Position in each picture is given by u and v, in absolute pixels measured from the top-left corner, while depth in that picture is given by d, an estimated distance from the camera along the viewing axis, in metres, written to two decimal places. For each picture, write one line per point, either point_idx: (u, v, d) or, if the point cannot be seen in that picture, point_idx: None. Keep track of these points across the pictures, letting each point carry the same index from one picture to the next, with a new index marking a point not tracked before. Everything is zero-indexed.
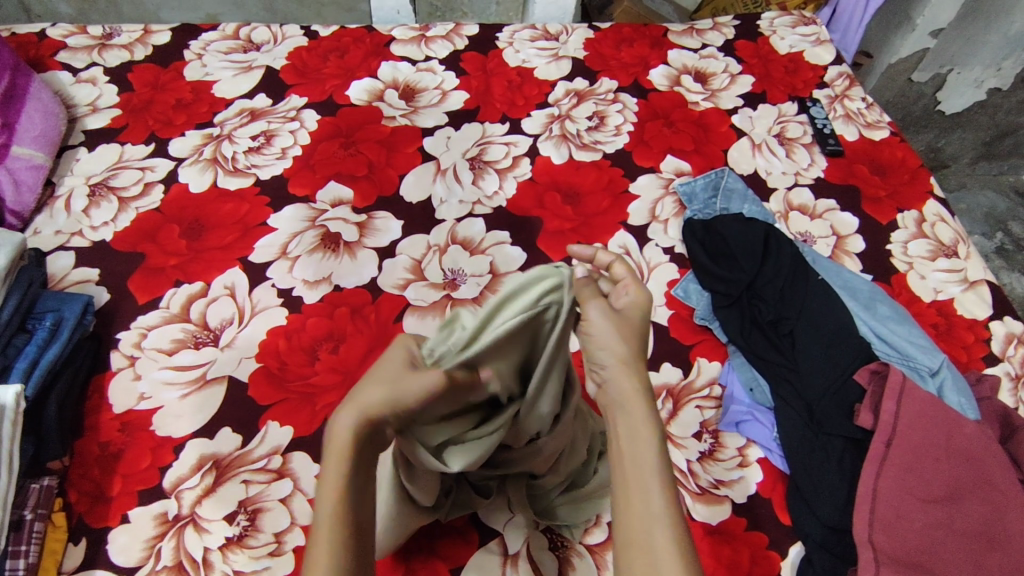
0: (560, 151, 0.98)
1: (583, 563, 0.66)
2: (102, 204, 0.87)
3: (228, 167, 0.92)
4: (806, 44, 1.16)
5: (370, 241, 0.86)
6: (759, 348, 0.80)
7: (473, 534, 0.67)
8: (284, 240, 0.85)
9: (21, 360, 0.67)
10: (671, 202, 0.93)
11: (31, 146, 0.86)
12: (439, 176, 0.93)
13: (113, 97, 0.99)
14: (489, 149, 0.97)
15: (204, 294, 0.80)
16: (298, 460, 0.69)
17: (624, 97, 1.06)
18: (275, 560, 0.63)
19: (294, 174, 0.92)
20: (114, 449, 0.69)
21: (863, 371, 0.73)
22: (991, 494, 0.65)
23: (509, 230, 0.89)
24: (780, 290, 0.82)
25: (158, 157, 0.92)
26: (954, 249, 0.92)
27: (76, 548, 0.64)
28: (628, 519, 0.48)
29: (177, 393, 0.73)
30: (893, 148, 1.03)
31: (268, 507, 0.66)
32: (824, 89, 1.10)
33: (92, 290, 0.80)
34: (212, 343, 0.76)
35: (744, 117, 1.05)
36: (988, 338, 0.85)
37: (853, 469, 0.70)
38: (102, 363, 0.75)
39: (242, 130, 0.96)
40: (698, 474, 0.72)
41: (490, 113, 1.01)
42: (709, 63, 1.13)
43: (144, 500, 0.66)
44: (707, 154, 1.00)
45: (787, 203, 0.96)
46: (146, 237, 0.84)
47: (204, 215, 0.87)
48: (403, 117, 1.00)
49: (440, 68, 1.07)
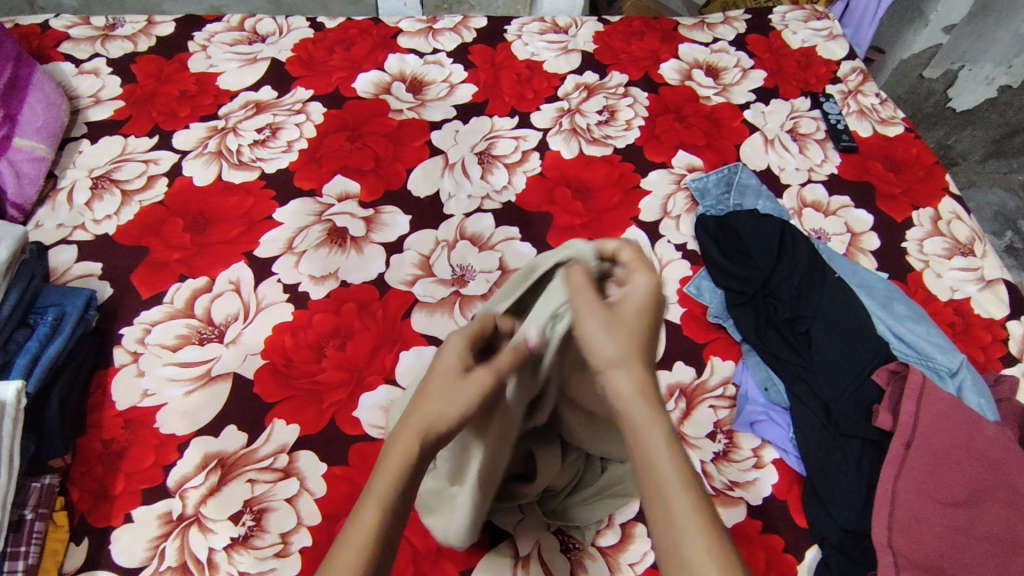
0: (570, 145, 0.96)
1: (596, 566, 0.65)
2: (105, 197, 0.86)
3: (232, 160, 0.90)
4: (819, 38, 1.14)
5: (377, 237, 0.84)
6: (774, 348, 0.78)
7: (483, 537, 0.66)
8: (290, 235, 0.83)
9: (21, 356, 0.65)
10: (683, 198, 0.92)
11: (33, 138, 0.84)
12: (447, 170, 0.92)
13: (117, 88, 0.97)
14: (497, 144, 0.95)
15: (209, 289, 0.78)
16: (304, 459, 0.68)
17: (634, 91, 1.04)
18: (282, 560, 0.62)
19: (299, 167, 0.90)
20: (117, 447, 0.67)
21: (881, 370, 0.72)
22: (1015, 498, 0.63)
23: (518, 225, 0.87)
24: (797, 288, 0.81)
25: (161, 150, 0.91)
26: (971, 247, 0.91)
27: (78, 549, 0.62)
28: (653, 512, 0.44)
29: (181, 390, 0.71)
30: (908, 144, 1.01)
31: (274, 507, 0.65)
32: (836, 84, 1.08)
33: (95, 284, 0.78)
34: (217, 339, 0.75)
35: (757, 112, 1.04)
36: (1005, 338, 0.83)
37: (871, 471, 0.69)
38: (104, 360, 0.73)
39: (247, 123, 0.95)
40: (712, 475, 0.70)
41: (498, 107, 1.00)
42: (719, 57, 1.11)
43: (147, 500, 0.65)
44: (719, 150, 0.98)
45: (801, 200, 0.94)
46: (149, 231, 0.83)
47: (208, 209, 0.85)
48: (410, 110, 0.98)
49: (447, 60, 1.05)
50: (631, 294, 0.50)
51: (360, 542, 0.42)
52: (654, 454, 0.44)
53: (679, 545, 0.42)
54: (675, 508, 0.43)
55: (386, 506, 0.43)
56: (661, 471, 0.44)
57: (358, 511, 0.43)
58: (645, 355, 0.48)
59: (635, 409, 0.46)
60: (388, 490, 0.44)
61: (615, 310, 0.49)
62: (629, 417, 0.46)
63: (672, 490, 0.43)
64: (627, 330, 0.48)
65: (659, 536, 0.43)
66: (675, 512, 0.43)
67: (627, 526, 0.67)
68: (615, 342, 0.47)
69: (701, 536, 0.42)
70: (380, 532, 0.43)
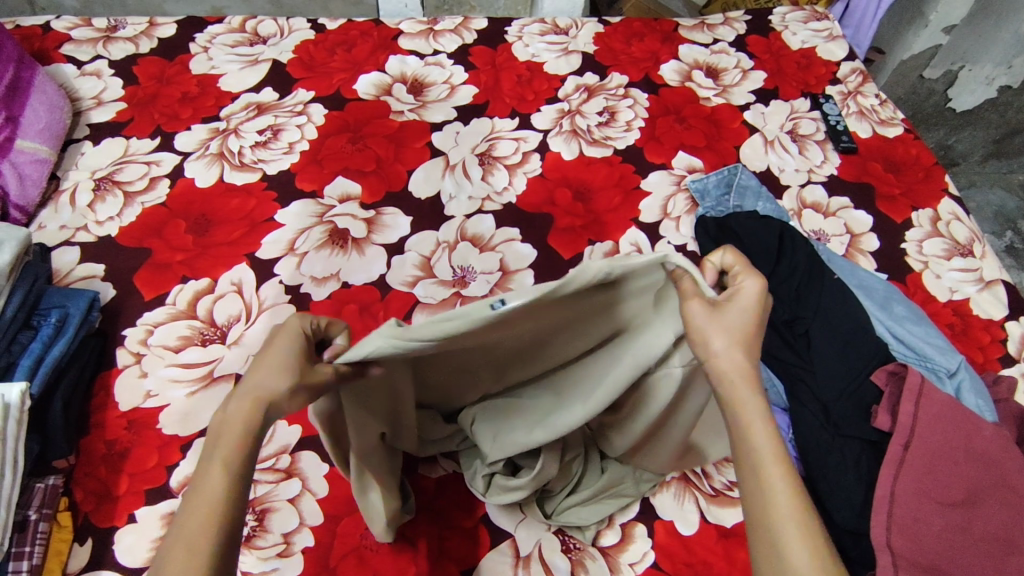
0: (571, 147, 0.96)
1: (597, 566, 0.65)
2: (107, 198, 0.86)
3: (234, 162, 0.91)
4: (819, 39, 1.15)
5: (378, 238, 0.85)
6: (773, 349, 0.78)
7: (484, 536, 0.66)
8: (291, 237, 0.84)
9: (25, 357, 0.66)
10: (683, 199, 0.92)
11: (35, 140, 0.85)
12: (448, 171, 0.92)
13: (119, 90, 0.98)
14: (498, 145, 0.96)
15: (211, 291, 0.79)
16: (307, 460, 0.69)
17: (634, 92, 1.04)
18: (284, 560, 0.63)
19: (301, 168, 0.90)
20: (120, 447, 0.68)
21: (880, 371, 0.72)
22: (1010, 498, 0.64)
23: (519, 227, 0.88)
24: (796, 289, 0.80)
25: (163, 152, 0.91)
26: (970, 248, 0.91)
27: (82, 549, 0.63)
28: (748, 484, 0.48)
29: (184, 391, 0.72)
30: (908, 145, 1.01)
31: (277, 507, 0.66)
32: (836, 85, 1.09)
33: (98, 286, 0.79)
34: (219, 340, 0.75)
35: (756, 113, 1.04)
36: (1004, 338, 0.83)
37: (869, 472, 0.69)
38: (108, 361, 0.74)
39: (249, 124, 0.95)
40: (713, 476, 0.71)
41: (498, 108, 1.00)
42: (720, 58, 1.11)
43: (151, 500, 0.65)
44: (718, 151, 0.99)
45: (801, 200, 0.95)
46: (151, 232, 0.83)
47: (210, 210, 0.86)
48: (412, 112, 0.98)
49: (448, 62, 1.06)
50: (739, 296, 0.52)
51: (214, 484, 0.44)
52: (756, 440, 0.48)
53: (767, 512, 0.46)
54: (765, 477, 0.47)
55: (232, 455, 0.46)
56: (761, 461, 0.47)
57: (200, 480, 0.45)
58: (751, 353, 0.51)
59: (738, 394, 0.50)
60: (233, 444, 0.46)
61: (724, 304, 0.52)
62: (731, 403, 0.50)
63: (768, 469, 0.47)
64: (739, 332, 0.51)
65: (754, 511, 0.47)
66: (773, 498, 0.46)
67: (626, 526, 0.68)
68: (722, 341, 0.50)
69: (796, 517, 0.45)
70: (226, 483, 0.45)
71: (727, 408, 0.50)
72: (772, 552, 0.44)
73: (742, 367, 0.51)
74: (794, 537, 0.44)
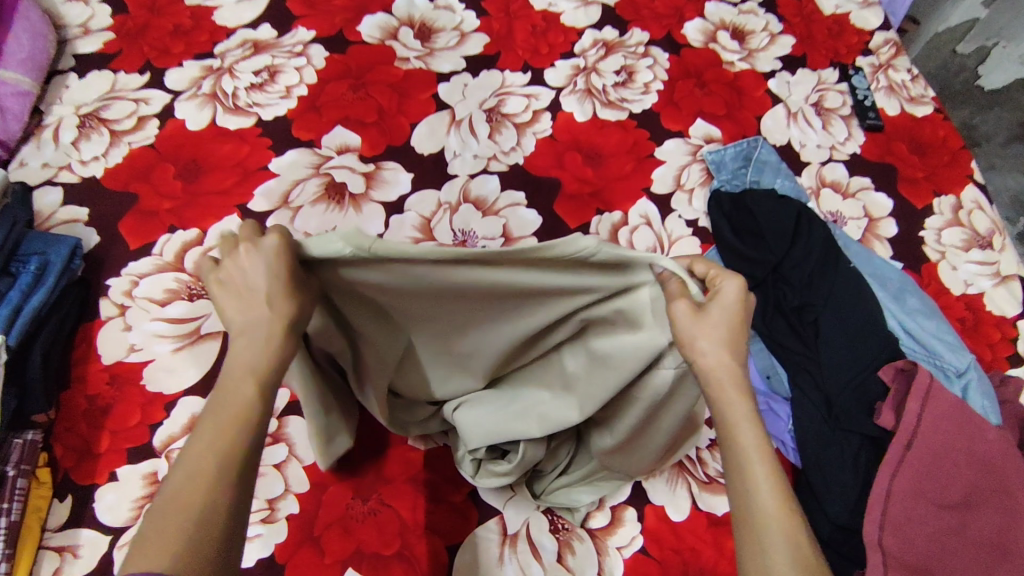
0: (584, 108, 0.92)
1: (583, 547, 0.65)
2: (92, 136, 0.82)
3: (228, 104, 0.86)
4: (853, 5, 1.08)
5: (377, 194, 0.81)
6: (779, 335, 0.76)
7: (472, 512, 0.66)
8: (286, 188, 0.80)
9: (3, 305, 0.62)
10: (698, 170, 0.88)
11: (18, 70, 0.79)
12: (453, 127, 0.87)
13: (107, 18, 0.91)
14: (507, 101, 0.91)
15: (199, 243, 0.75)
16: (293, 425, 0.68)
17: (654, 51, 0.98)
18: (269, 527, 0.62)
19: (298, 115, 0.86)
20: (103, 403, 0.66)
21: (887, 367, 0.68)
22: (1010, 504, 0.62)
23: (524, 190, 0.84)
24: (809, 274, 0.77)
25: (153, 89, 0.86)
26: (989, 240, 0.87)
27: (61, 506, 0.61)
28: (735, 487, 0.46)
29: (170, 346, 0.69)
30: (936, 125, 0.96)
31: (262, 473, 0.65)
32: (868, 56, 1.03)
33: (81, 231, 0.75)
34: (207, 295, 0.72)
35: (781, 82, 0.99)
36: (1015, 337, 0.81)
37: (868, 468, 0.67)
38: (90, 312, 0.71)
39: (244, 64, 0.89)
40: (706, 461, 0.70)
41: (510, 60, 0.95)
42: (747, 19, 1.05)
43: (133, 459, 0.63)
44: (738, 120, 0.94)
45: (820, 179, 0.91)
46: (138, 176, 0.79)
47: (201, 155, 0.81)
48: (418, 59, 0.93)
49: (459, 6, 0.99)
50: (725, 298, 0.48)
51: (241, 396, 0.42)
52: (741, 438, 0.46)
53: (759, 522, 0.43)
54: (757, 484, 0.45)
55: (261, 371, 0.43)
56: (748, 460, 0.46)
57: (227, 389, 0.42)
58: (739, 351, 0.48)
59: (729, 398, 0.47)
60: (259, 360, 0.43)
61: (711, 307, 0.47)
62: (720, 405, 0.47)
63: (757, 474, 0.45)
64: (724, 329, 0.47)
65: (742, 515, 0.45)
66: (764, 504, 0.44)
67: (617, 509, 0.67)
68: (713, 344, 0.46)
69: (788, 524, 0.43)
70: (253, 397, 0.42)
71: (719, 412, 0.48)
72: (756, 550, 0.43)
73: (729, 364, 0.47)
74: (781, 539, 0.42)
